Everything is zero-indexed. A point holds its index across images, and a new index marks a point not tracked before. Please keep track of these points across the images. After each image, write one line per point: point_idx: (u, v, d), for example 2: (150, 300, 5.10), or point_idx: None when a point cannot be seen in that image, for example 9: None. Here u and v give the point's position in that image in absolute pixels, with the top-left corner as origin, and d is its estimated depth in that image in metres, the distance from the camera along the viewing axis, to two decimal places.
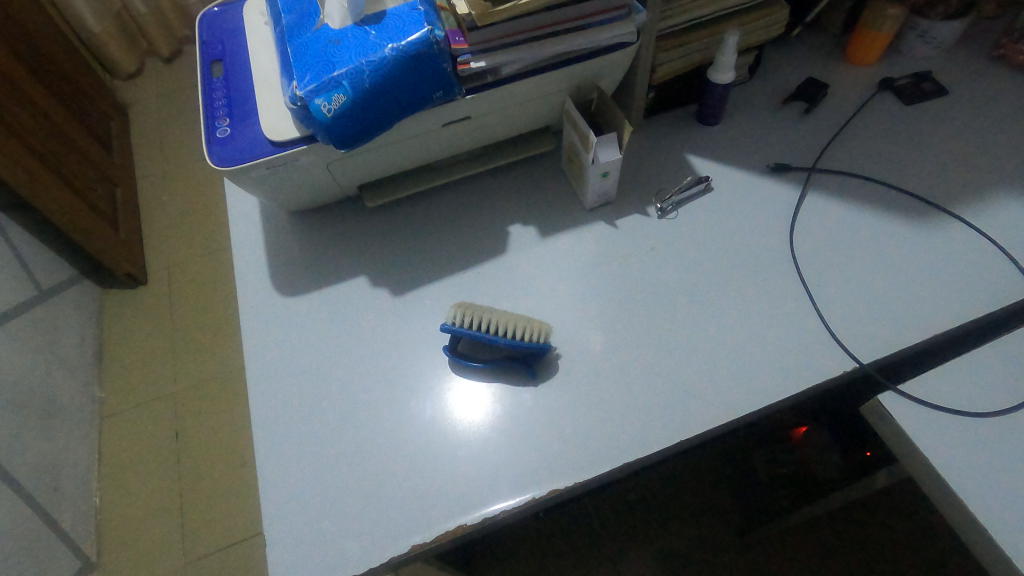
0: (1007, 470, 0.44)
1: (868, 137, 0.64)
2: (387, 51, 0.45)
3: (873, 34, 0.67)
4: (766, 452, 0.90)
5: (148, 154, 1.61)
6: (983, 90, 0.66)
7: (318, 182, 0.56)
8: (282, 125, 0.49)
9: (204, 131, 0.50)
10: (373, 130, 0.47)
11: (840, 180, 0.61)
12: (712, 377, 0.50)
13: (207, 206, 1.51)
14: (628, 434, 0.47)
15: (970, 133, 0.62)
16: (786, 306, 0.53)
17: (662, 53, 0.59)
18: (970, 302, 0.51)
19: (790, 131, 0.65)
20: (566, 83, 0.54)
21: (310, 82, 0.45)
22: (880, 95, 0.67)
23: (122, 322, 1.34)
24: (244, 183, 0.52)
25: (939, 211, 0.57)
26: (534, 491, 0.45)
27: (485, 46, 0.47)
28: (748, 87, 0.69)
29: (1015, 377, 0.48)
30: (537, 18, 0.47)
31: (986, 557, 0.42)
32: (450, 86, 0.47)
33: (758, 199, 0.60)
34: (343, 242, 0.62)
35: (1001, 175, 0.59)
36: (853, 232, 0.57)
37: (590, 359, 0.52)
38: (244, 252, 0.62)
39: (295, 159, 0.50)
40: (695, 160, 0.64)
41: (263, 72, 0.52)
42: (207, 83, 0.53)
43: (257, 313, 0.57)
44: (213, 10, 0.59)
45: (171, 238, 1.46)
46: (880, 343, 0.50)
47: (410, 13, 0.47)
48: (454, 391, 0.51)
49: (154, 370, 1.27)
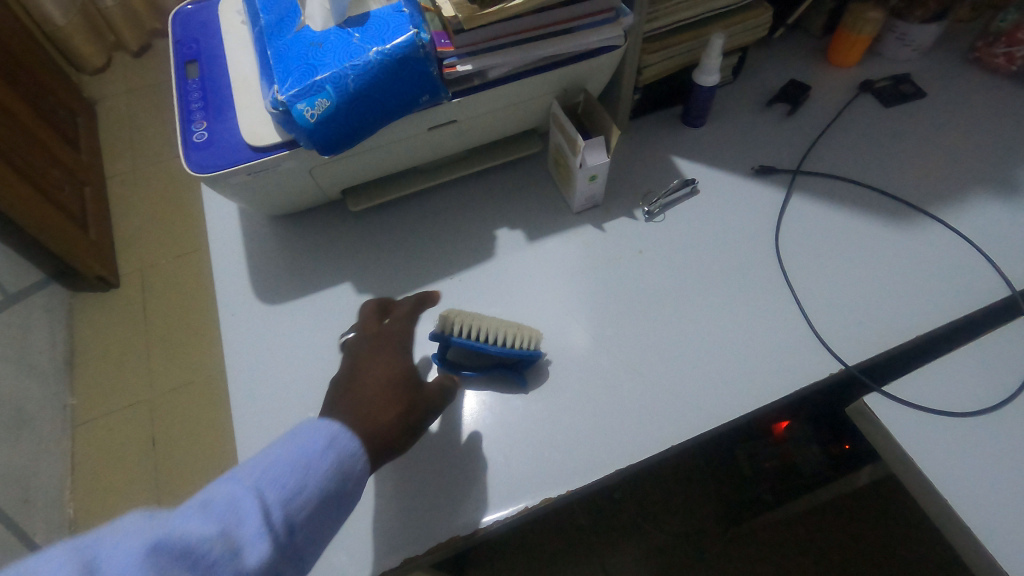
0: (989, 471, 0.44)
1: (850, 137, 0.64)
2: (371, 55, 0.44)
3: (854, 36, 0.67)
4: (747, 447, 0.89)
5: (118, 152, 1.56)
6: (960, 93, 0.67)
7: (300, 187, 0.55)
8: (263, 130, 0.47)
9: (180, 135, 0.48)
10: (359, 135, 0.46)
11: (824, 182, 0.61)
12: (700, 381, 0.50)
13: (181, 205, 1.47)
14: (620, 438, 0.47)
15: (947, 135, 0.64)
16: (770, 309, 0.53)
17: (648, 55, 0.58)
18: (950, 304, 0.52)
19: (773, 132, 0.66)
20: (553, 86, 0.54)
21: (291, 86, 0.44)
22: (860, 97, 0.68)
23: (95, 326, 1.30)
24: (223, 189, 0.50)
25: (920, 213, 0.58)
26: (527, 500, 0.45)
27: (471, 49, 0.46)
28: (732, 89, 0.70)
29: (993, 376, 0.49)
30: (525, 21, 0.46)
31: (972, 558, 0.43)
32: (437, 90, 0.46)
33: (744, 201, 0.60)
34: (326, 247, 0.60)
35: (977, 177, 0.60)
36: (836, 234, 0.57)
37: (578, 363, 0.52)
38: (223, 257, 0.60)
39: (277, 165, 0.49)
40: (682, 162, 0.64)
41: (241, 74, 0.50)
42: (182, 84, 0.52)
43: (238, 320, 0.56)
44: (186, 9, 0.57)
45: (143, 239, 1.41)
46: (864, 346, 0.51)
47: (394, 16, 0.46)
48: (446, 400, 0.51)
49: (128, 376, 1.24)
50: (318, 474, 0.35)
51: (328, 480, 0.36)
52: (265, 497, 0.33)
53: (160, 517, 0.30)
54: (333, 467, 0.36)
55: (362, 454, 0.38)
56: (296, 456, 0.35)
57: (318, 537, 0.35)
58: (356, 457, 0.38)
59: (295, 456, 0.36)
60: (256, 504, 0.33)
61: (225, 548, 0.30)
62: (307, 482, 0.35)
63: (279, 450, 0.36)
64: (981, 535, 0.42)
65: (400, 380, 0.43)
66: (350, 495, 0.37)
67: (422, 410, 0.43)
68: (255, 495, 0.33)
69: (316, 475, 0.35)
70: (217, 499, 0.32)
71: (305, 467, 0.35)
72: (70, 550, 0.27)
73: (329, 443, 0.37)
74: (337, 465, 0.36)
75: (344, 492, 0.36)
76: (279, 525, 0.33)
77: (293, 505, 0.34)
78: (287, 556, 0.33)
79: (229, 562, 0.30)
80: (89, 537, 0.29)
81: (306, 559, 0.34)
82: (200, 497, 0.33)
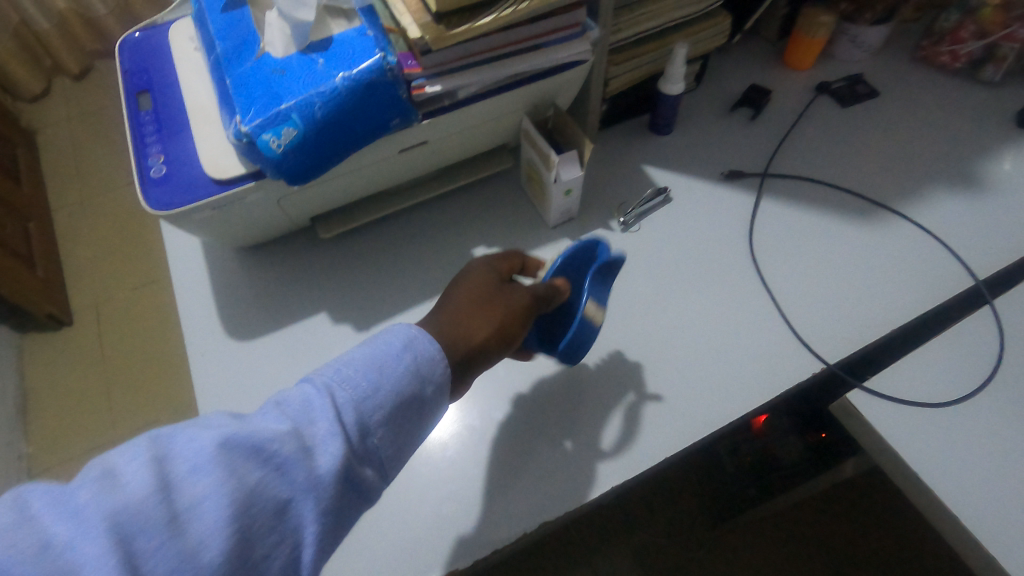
0: (969, 458, 0.46)
1: (811, 138, 0.66)
2: (338, 81, 0.42)
3: (809, 40, 0.69)
4: (727, 443, 0.87)
5: (63, 181, 1.48)
6: (910, 91, 0.70)
7: (267, 217, 0.53)
8: (225, 162, 0.45)
9: (136, 171, 0.46)
10: (328, 162, 0.45)
11: (790, 183, 0.62)
12: (688, 388, 0.50)
13: (135, 234, 1.40)
14: (614, 453, 0.47)
15: (901, 131, 0.66)
16: (751, 313, 0.54)
17: (614, 67, 0.58)
18: (920, 297, 0.54)
19: (738, 136, 0.67)
20: (523, 102, 0.53)
21: (254, 116, 0.42)
22: (818, 98, 0.70)
23: (48, 368, 1.24)
24: (184, 226, 0.48)
25: (883, 210, 0.60)
26: (524, 526, 0.44)
27: (439, 69, 0.45)
28: (696, 95, 0.71)
29: (966, 364, 0.50)
30: (495, 38, 0.45)
31: (962, 547, 0.44)
32: (407, 112, 0.45)
33: (715, 206, 0.61)
34: (297, 276, 0.58)
35: (933, 173, 0.62)
36: (807, 234, 0.58)
37: (567, 379, 0.51)
38: (188, 294, 0.57)
39: (242, 197, 0.46)
40: (652, 171, 0.64)
41: (198, 104, 0.48)
42: (135, 116, 0.49)
43: (206, 359, 0.53)
44: (134, 37, 0.55)
45: (95, 273, 1.35)
46: (843, 344, 0.52)
47: (358, 39, 0.45)
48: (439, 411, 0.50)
49: (88, 419, 1.17)
50: (393, 378, 0.33)
51: (405, 385, 0.33)
52: (339, 398, 0.32)
53: (235, 418, 0.30)
54: (409, 370, 0.34)
55: (443, 361, 0.35)
56: (371, 358, 0.34)
57: (399, 443, 0.33)
58: (434, 360, 0.35)
59: (371, 358, 0.34)
60: (329, 404, 0.31)
61: (295, 451, 0.29)
62: (382, 383, 0.33)
63: (356, 352, 0.34)
64: (967, 523, 0.43)
65: (489, 292, 0.41)
66: (428, 400, 0.34)
67: (508, 323, 0.40)
68: (328, 396, 0.31)
69: (394, 377, 0.33)
70: (291, 400, 0.31)
71: (380, 369, 0.33)
72: (145, 443, 0.27)
73: (406, 346, 0.35)
74: (415, 367, 0.34)
75: (426, 397, 0.34)
76: (353, 430, 0.31)
77: (368, 407, 0.32)
78: (363, 460, 0.32)
79: (302, 462, 0.29)
80: (165, 430, 0.29)
81: (384, 463, 0.33)
82: (278, 396, 0.32)
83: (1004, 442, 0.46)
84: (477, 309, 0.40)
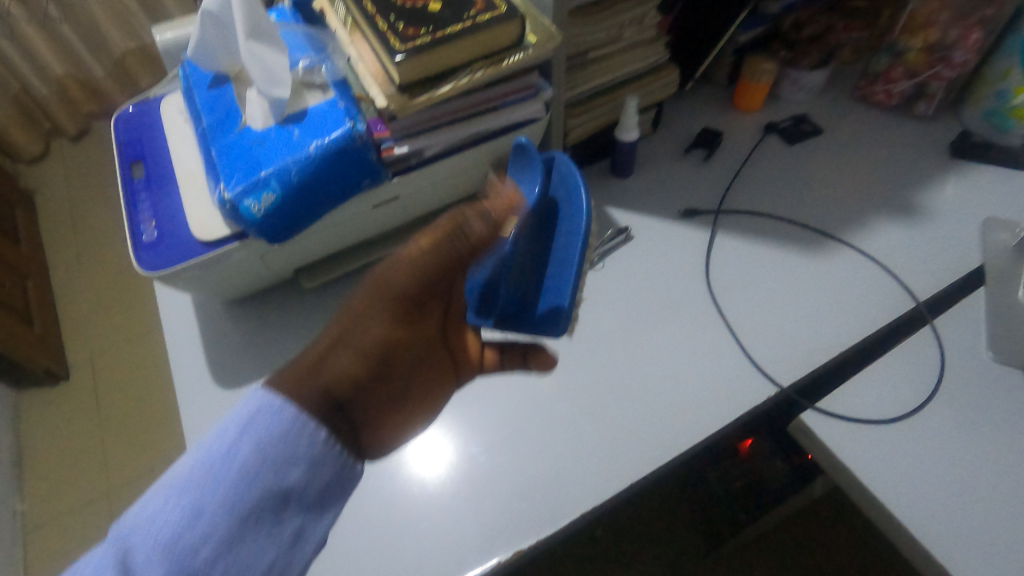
0: (916, 471, 0.48)
1: (761, 174, 0.71)
2: (312, 149, 0.47)
3: (754, 85, 0.75)
4: (717, 469, 0.91)
5: (60, 238, 1.53)
6: (851, 128, 0.75)
7: (252, 271, 0.56)
8: (212, 224, 0.49)
9: (129, 236, 0.50)
10: (305, 221, 0.49)
11: (743, 218, 0.67)
12: (651, 415, 0.53)
13: (129, 288, 1.44)
14: (583, 479, 0.50)
15: (844, 165, 0.71)
16: (710, 342, 0.57)
17: (571, 119, 0.64)
18: (866, 321, 0.57)
19: (694, 176, 0.71)
20: (486, 157, 0.58)
21: (237, 183, 0.46)
22: (768, 137, 0.75)
23: (45, 423, 1.25)
24: (175, 284, 0.51)
25: (829, 239, 0.64)
26: (500, 554, 0.46)
27: (405, 133, 0.50)
28: (653, 139, 0.76)
29: (911, 382, 0.53)
30: (454, 104, 0.50)
31: (917, 558, 0.46)
32: (377, 173, 0.50)
33: (674, 243, 0.65)
34: (283, 325, 0.62)
35: (876, 203, 0.67)
36: (759, 264, 0.63)
37: (538, 411, 0.54)
38: (180, 346, 0.60)
39: (228, 255, 0.50)
40: (615, 212, 0.69)
41: (187, 173, 0.52)
42: (128, 185, 0.53)
43: (197, 408, 0.56)
44: (128, 111, 0.60)
45: (92, 326, 1.38)
46: (796, 367, 0.55)
47: (331, 110, 0.50)
48: (417, 447, 0.52)
49: (83, 473, 1.18)
50: (209, 507, 0.36)
51: (226, 513, 0.36)
52: (144, 548, 0.34)
53: None
54: (231, 487, 0.36)
55: (277, 463, 0.37)
56: (188, 481, 0.36)
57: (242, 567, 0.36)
58: (263, 456, 0.37)
59: (189, 483, 0.36)
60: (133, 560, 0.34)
61: None
62: (198, 516, 0.35)
63: (176, 474, 0.37)
64: (919, 537, 0.45)
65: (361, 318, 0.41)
66: (264, 510, 0.37)
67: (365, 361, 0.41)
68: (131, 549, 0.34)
69: (213, 503, 0.36)
70: (102, 563, 0.35)
71: (198, 495, 0.36)
72: None
73: (228, 458, 0.37)
74: (249, 469, 0.37)
75: (275, 495, 0.37)
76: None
77: (188, 545, 0.35)
78: None
79: None
80: None
81: None
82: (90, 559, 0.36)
83: (948, 455, 0.49)
84: (336, 340, 0.40)
